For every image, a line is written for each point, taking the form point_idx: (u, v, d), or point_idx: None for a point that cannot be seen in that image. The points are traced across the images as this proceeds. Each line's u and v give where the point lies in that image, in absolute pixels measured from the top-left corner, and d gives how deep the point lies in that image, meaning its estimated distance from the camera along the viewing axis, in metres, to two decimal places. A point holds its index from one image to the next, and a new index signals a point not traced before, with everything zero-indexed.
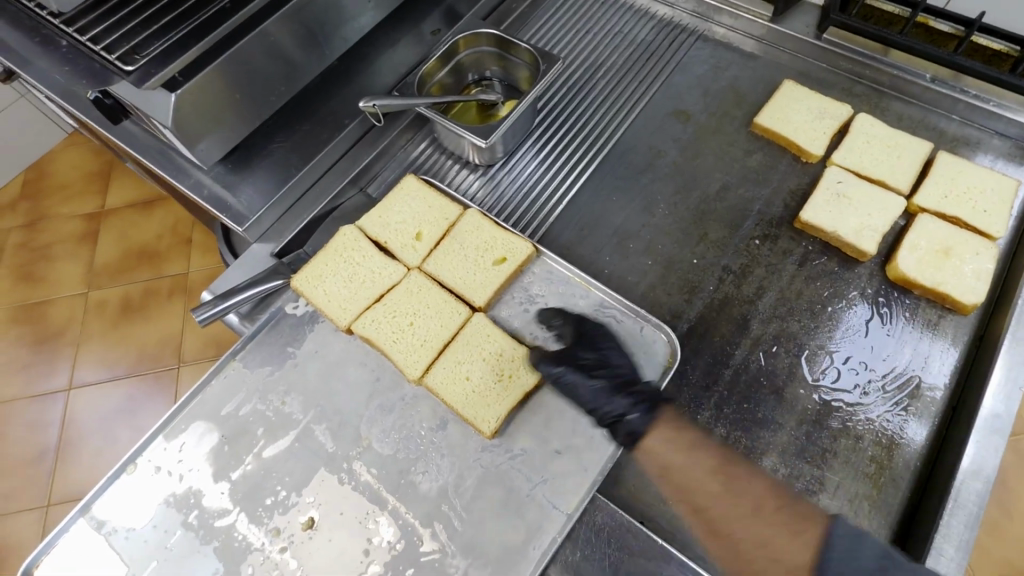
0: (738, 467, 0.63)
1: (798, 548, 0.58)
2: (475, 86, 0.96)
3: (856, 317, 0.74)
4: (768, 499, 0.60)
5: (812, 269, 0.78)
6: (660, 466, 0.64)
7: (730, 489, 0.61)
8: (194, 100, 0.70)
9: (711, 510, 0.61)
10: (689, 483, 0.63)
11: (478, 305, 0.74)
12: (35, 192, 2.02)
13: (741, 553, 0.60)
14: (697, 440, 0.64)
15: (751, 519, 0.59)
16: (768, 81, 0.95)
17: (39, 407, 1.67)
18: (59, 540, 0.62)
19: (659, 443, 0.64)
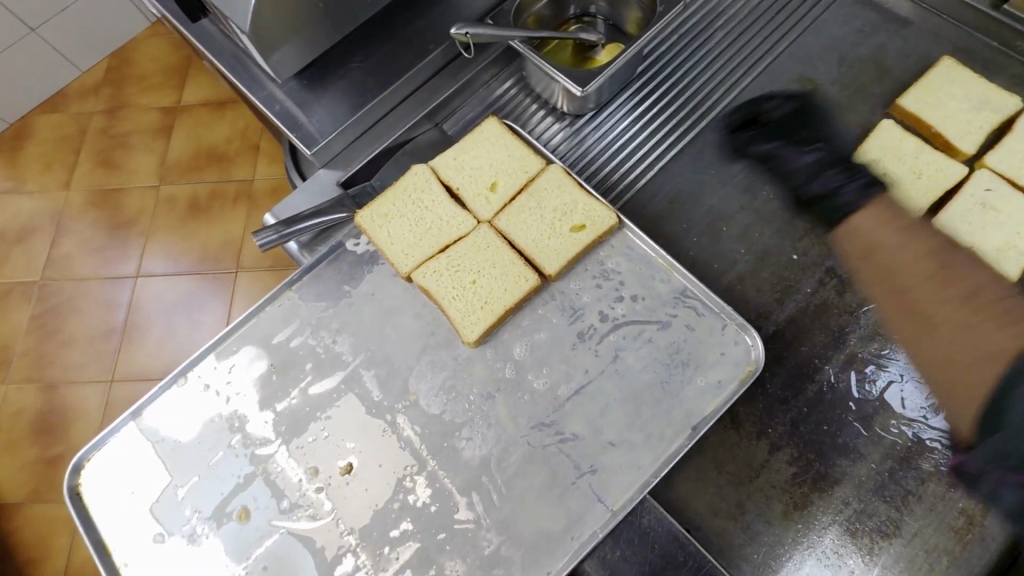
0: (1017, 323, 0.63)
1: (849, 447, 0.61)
2: (575, 22, 0.86)
3: None
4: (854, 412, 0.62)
5: (935, 286, 0.68)
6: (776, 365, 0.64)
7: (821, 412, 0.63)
8: (275, 7, 0.65)
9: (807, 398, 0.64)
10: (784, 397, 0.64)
11: (548, 273, 0.67)
12: (118, 79, 2.04)
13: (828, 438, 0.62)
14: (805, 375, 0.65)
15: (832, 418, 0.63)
16: (921, 55, 0.81)
17: (109, 290, 1.76)
18: (111, 438, 0.63)
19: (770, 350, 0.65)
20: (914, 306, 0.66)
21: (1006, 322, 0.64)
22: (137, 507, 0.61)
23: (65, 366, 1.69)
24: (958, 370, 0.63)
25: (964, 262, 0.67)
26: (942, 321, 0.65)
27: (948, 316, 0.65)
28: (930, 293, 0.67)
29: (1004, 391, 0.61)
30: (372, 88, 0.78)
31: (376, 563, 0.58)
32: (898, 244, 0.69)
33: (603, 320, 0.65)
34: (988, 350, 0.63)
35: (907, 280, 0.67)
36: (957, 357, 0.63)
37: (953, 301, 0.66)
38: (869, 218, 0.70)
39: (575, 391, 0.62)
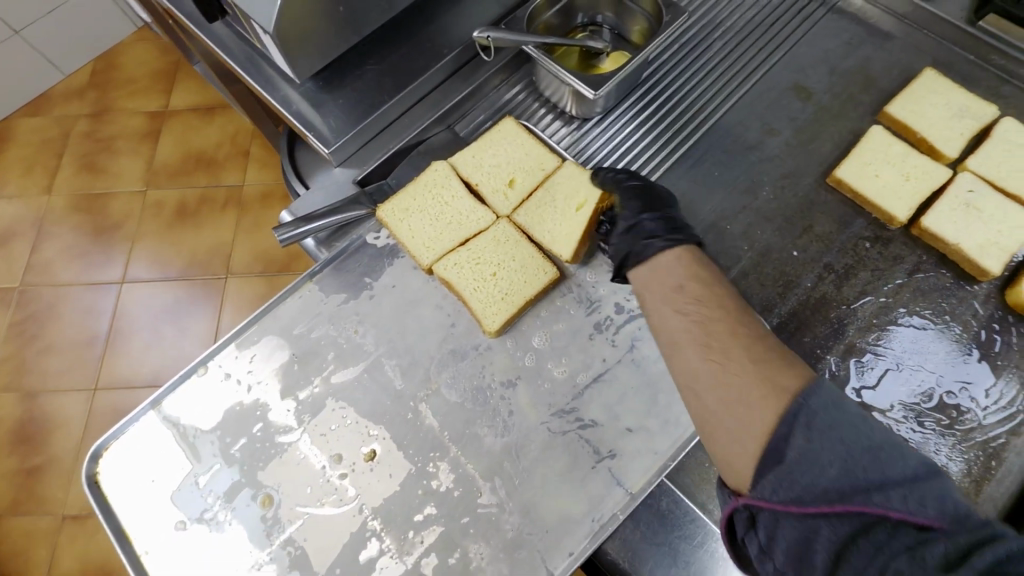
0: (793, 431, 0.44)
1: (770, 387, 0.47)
2: (582, 30, 0.89)
3: (964, 340, 0.69)
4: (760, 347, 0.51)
5: (927, 280, 0.72)
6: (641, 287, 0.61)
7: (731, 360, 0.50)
8: (300, 9, 0.66)
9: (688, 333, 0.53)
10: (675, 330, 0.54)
11: (565, 259, 0.70)
12: (103, 83, 2.02)
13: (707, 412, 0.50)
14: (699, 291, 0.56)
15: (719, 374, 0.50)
16: (905, 66, 0.86)
17: (94, 295, 1.73)
18: (130, 428, 0.65)
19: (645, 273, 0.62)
20: (703, 333, 0.53)
21: (777, 359, 0.49)
22: (157, 495, 0.62)
23: (47, 373, 1.64)
24: (732, 404, 0.48)
25: (721, 287, 0.57)
26: (725, 345, 0.51)
27: (729, 358, 0.50)
28: (722, 323, 0.53)
29: (778, 435, 0.44)
30: (387, 90, 0.79)
31: (400, 547, 0.60)
32: (690, 279, 0.58)
33: (618, 312, 0.68)
34: (759, 388, 0.47)
35: (679, 289, 0.57)
36: (719, 396, 0.49)
37: (732, 347, 0.51)
38: (672, 256, 0.61)
39: (594, 379, 0.65)
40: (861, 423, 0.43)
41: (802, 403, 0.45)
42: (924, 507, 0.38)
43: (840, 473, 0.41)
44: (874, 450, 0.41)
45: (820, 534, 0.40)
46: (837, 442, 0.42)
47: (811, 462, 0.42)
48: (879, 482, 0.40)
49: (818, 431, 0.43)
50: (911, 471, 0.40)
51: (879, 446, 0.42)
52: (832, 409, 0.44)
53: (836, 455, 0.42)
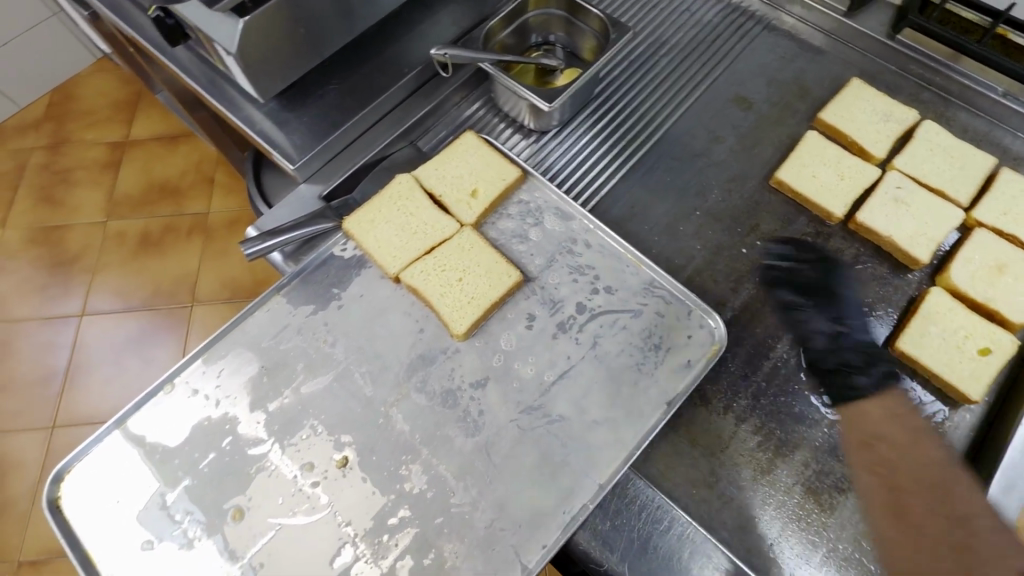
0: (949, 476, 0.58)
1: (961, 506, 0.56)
2: (537, 49, 0.94)
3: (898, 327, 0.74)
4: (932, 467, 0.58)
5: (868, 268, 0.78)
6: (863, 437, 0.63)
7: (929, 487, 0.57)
8: (261, 30, 0.69)
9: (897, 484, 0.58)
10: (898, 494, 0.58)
11: (974, 399, 0.67)
12: (61, 114, 2.00)
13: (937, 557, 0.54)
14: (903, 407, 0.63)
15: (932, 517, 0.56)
16: (835, 77, 0.93)
17: (51, 329, 1.68)
18: (94, 448, 0.64)
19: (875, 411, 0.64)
20: (893, 483, 0.59)
21: (960, 501, 0.56)
22: (122, 515, 0.62)
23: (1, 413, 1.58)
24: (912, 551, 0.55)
25: (919, 425, 0.61)
26: (914, 496, 0.58)
27: (949, 501, 0.56)
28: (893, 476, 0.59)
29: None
30: (350, 108, 0.82)
31: (375, 552, 0.60)
32: (880, 434, 0.62)
33: (580, 311, 0.71)
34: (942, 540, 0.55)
35: (892, 451, 0.61)
36: (924, 544, 0.55)
37: (943, 484, 0.57)
38: (877, 405, 0.64)
39: (560, 376, 0.67)
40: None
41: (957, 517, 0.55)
42: None
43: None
44: None
45: None
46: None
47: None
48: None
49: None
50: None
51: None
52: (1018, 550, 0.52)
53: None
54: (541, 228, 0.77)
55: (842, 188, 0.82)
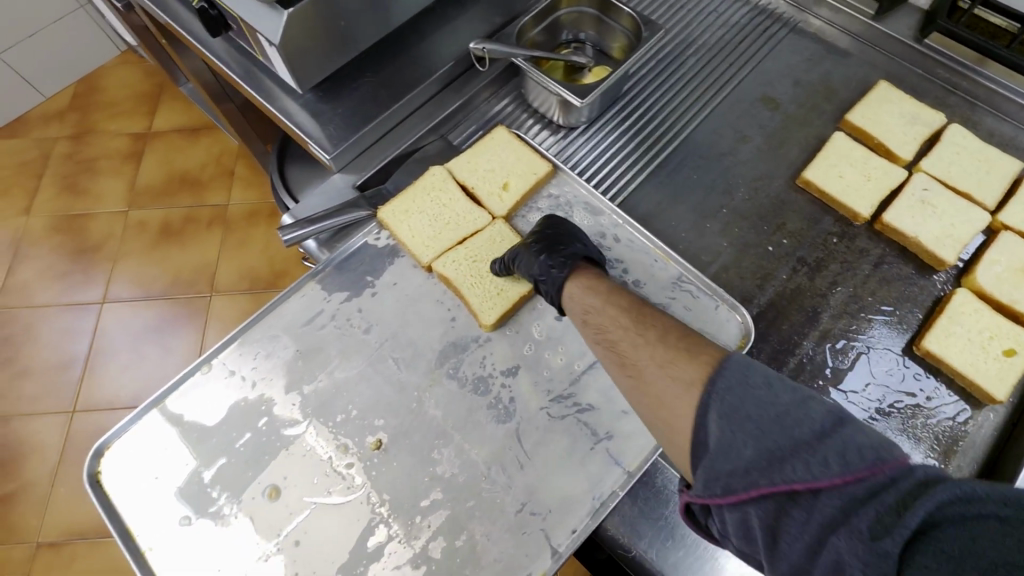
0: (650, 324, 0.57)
1: (691, 367, 0.50)
2: (567, 46, 0.96)
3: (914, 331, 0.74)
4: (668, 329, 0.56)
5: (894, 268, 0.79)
6: (581, 311, 0.63)
7: (639, 329, 0.57)
8: (304, 23, 0.71)
9: (623, 343, 0.57)
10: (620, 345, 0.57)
11: (1000, 399, 0.68)
12: (85, 106, 2.03)
13: (657, 407, 0.51)
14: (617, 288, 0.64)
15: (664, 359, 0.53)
16: (862, 79, 0.94)
17: (73, 316, 1.71)
18: (134, 426, 0.66)
19: (579, 289, 0.65)
20: (617, 354, 0.57)
21: (685, 353, 0.52)
22: (161, 491, 0.64)
23: (24, 396, 1.61)
24: (658, 409, 0.51)
25: (626, 301, 0.61)
26: (635, 358, 0.55)
27: (644, 359, 0.54)
28: (620, 332, 0.58)
29: (698, 427, 0.47)
30: (384, 100, 0.84)
31: (408, 532, 0.62)
32: (590, 310, 0.63)
33: None
34: (674, 379, 0.50)
35: (605, 326, 0.60)
36: (664, 390, 0.51)
37: (650, 340, 0.55)
38: (577, 285, 0.66)
39: (589, 366, 0.69)
40: (766, 386, 0.45)
41: (710, 386, 0.47)
42: (847, 464, 0.39)
43: (752, 429, 0.43)
44: (781, 415, 0.43)
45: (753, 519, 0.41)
46: (749, 424, 0.43)
47: (722, 447, 0.44)
48: (789, 449, 0.41)
49: (728, 416, 0.45)
50: (818, 426, 0.41)
51: (785, 408, 0.43)
52: (749, 376, 0.46)
53: (747, 432, 0.43)
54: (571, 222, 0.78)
55: (868, 189, 0.82)
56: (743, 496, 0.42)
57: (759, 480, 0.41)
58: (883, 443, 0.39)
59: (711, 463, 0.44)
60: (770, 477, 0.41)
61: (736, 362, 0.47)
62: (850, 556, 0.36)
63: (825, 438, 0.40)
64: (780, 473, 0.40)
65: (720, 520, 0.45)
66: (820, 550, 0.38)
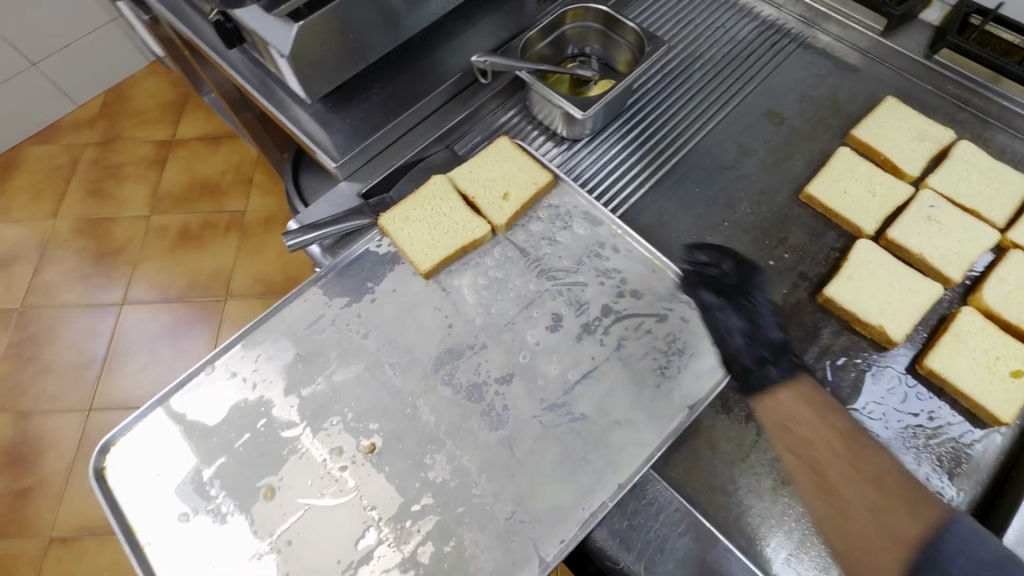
0: (862, 443, 0.65)
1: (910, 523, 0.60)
2: (572, 60, 0.97)
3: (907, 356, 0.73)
4: (891, 476, 0.63)
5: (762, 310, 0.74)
6: (780, 420, 0.67)
7: (854, 456, 0.64)
8: (314, 35, 0.73)
9: (821, 465, 0.64)
10: (818, 455, 0.65)
11: (1006, 420, 0.66)
12: (112, 114, 2.10)
13: (846, 530, 0.61)
14: (828, 403, 0.67)
15: (882, 511, 0.61)
16: (869, 95, 0.94)
17: (93, 316, 1.76)
18: (138, 423, 0.68)
19: (783, 398, 0.68)
20: (816, 467, 0.64)
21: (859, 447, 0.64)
22: (161, 487, 0.65)
23: (41, 393, 1.65)
24: (873, 538, 0.60)
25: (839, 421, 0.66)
26: (836, 485, 0.63)
27: (853, 492, 0.62)
28: (825, 452, 0.65)
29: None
30: (392, 111, 0.86)
31: (398, 536, 0.62)
32: (798, 420, 0.67)
33: (606, 314, 0.72)
34: (865, 484, 0.63)
35: (808, 444, 0.66)
36: (863, 516, 0.61)
37: (871, 477, 0.63)
38: (791, 395, 0.68)
39: (583, 375, 0.69)
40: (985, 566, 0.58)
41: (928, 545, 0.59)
42: None
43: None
44: None
45: None
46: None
47: None
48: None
49: None
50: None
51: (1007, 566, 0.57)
52: (960, 550, 0.58)
53: None
54: (570, 232, 0.78)
55: (905, 300, 0.75)
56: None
57: None
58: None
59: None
60: None
61: (965, 527, 0.59)
62: None
63: None
64: None
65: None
66: None
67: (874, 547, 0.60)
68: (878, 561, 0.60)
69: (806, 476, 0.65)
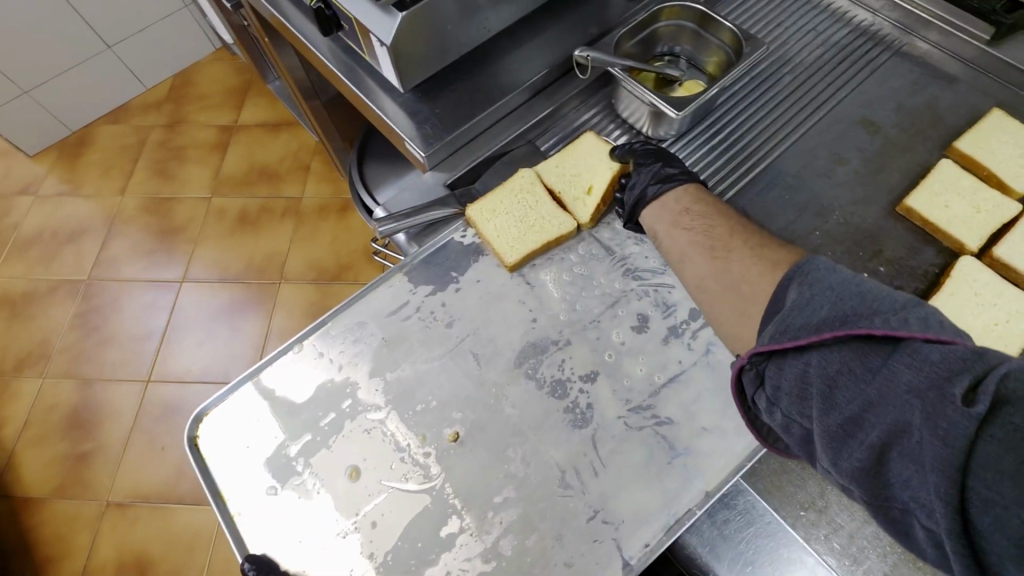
0: (742, 228, 0.66)
1: (766, 281, 0.58)
2: (660, 58, 0.96)
3: None
4: (761, 236, 0.64)
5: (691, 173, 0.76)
6: (676, 211, 0.71)
7: (735, 237, 0.65)
8: (415, 26, 0.74)
9: (712, 236, 0.67)
10: (688, 242, 0.68)
11: None
12: (180, 98, 2.17)
13: (721, 300, 0.62)
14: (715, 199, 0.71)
15: (748, 261, 0.61)
16: (971, 106, 0.90)
17: (156, 291, 1.82)
18: (229, 395, 0.70)
19: (673, 196, 0.72)
20: (708, 240, 0.67)
21: (775, 244, 0.63)
22: (251, 459, 0.67)
23: (106, 362, 1.72)
24: (739, 284, 0.61)
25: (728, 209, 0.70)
26: (727, 246, 0.65)
27: (736, 242, 0.65)
28: (721, 227, 0.67)
29: (778, 294, 0.54)
30: (479, 103, 0.86)
31: (480, 526, 0.62)
32: (692, 206, 0.71)
33: (694, 318, 0.71)
34: (758, 259, 0.61)
35: (691, 219, 0.70)
36: (729, 274, 0.62)
37: (746, 242, 0.64)
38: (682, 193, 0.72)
39: (670, 379, 0.68)
40: (864, 294, 0.46)
41: (795, 268, 0.53)
42: (937, 326, 0.41)
43: (842, 306, 0.46)
44: (864, 294, 0.46)
45: (815, 365, 0.45)
46: (830, 295, 0.47)
47: (797, 326, 0.47)
48: (870, 312, 0.44)
49: (811, 292, 0.49)
50: (898, 303, 0.44)
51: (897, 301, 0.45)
52: (823, 302, 0.47)
53: (823, 310, 0.47)
54: None
55: (1012, 322, 0.72)
56: (807, 342, 0.46)
57: (831, 333, 0.45)
58: (956, 327, 0.42)
59: (786, 318, 0.49)
60: (847, 328, 0.44)
61: (824, 265, 0.51)
62: (918, 427, 0.38)
63: (906, 311, 0.44)
64: (857, 326, 0.44)
65: (775, 383, 0.48)
66: (878, 404, 0.41)
67: (742, 304, 0.60)
68: (740, 315, 0.60)
69: (707, 242, 0.67)
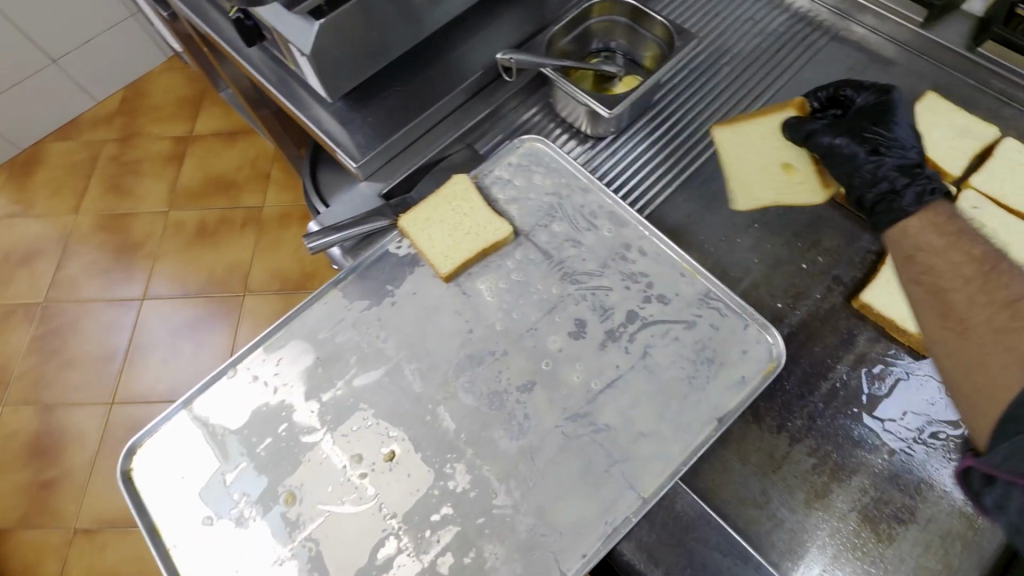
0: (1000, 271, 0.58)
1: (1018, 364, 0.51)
2: (598, 55, 0.95)
3: None
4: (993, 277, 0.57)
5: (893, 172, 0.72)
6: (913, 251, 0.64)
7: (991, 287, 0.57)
8: (335, 34, 0.71)
9: (955, 295, 0.58)
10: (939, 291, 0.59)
11: None
12: (132, 110, 2.11)
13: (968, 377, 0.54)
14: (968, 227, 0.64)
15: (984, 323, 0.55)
16: (907, 89, 0.90)
17: (115, 311, 1.78)
18: (162, 425, 0.68)
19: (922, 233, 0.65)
20: (940, 300, 0.59)
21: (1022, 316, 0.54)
22: (185, 490, 0.65)
23: (66, 386, 1.68)
24: (981, 359, 0.54)
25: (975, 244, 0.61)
26: (962, 310, 0.57)
27: (978, 312, 0.56)
28: (961, 287, 0.58)
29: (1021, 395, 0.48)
30: (412, 110, 0.84)
31: (418, 546, 0.61)
32: (927, 245, 0.64)
33: (631, 320, 0.70)
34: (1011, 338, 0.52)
35: (932, 270, 0.61)
36: (992, 357, 0.53)
37: (994, 298, 0.56)
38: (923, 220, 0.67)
39: (607, 384, 0.67)
40: None
41: None
42: None
43: None
44: None
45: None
46: None
47: None
48: None
49: None
50: None
51: None
52: None
53: None
54: (595, 234, 0.76)
55: None
56: None
57: None
58: None
59: None
60: None
61: None
62: None
63: None
64: None
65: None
66: None
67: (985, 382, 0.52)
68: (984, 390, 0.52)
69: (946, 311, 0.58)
